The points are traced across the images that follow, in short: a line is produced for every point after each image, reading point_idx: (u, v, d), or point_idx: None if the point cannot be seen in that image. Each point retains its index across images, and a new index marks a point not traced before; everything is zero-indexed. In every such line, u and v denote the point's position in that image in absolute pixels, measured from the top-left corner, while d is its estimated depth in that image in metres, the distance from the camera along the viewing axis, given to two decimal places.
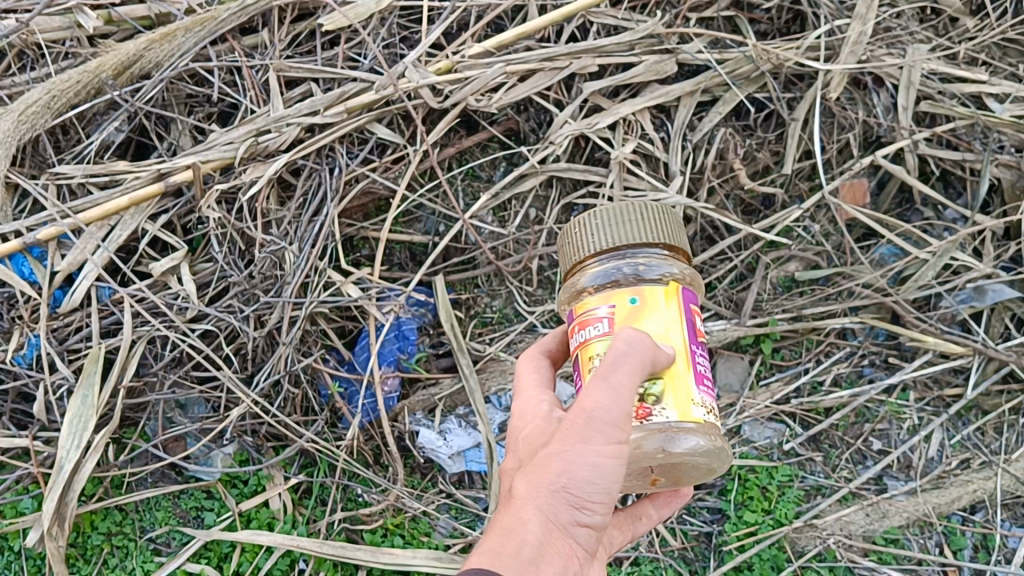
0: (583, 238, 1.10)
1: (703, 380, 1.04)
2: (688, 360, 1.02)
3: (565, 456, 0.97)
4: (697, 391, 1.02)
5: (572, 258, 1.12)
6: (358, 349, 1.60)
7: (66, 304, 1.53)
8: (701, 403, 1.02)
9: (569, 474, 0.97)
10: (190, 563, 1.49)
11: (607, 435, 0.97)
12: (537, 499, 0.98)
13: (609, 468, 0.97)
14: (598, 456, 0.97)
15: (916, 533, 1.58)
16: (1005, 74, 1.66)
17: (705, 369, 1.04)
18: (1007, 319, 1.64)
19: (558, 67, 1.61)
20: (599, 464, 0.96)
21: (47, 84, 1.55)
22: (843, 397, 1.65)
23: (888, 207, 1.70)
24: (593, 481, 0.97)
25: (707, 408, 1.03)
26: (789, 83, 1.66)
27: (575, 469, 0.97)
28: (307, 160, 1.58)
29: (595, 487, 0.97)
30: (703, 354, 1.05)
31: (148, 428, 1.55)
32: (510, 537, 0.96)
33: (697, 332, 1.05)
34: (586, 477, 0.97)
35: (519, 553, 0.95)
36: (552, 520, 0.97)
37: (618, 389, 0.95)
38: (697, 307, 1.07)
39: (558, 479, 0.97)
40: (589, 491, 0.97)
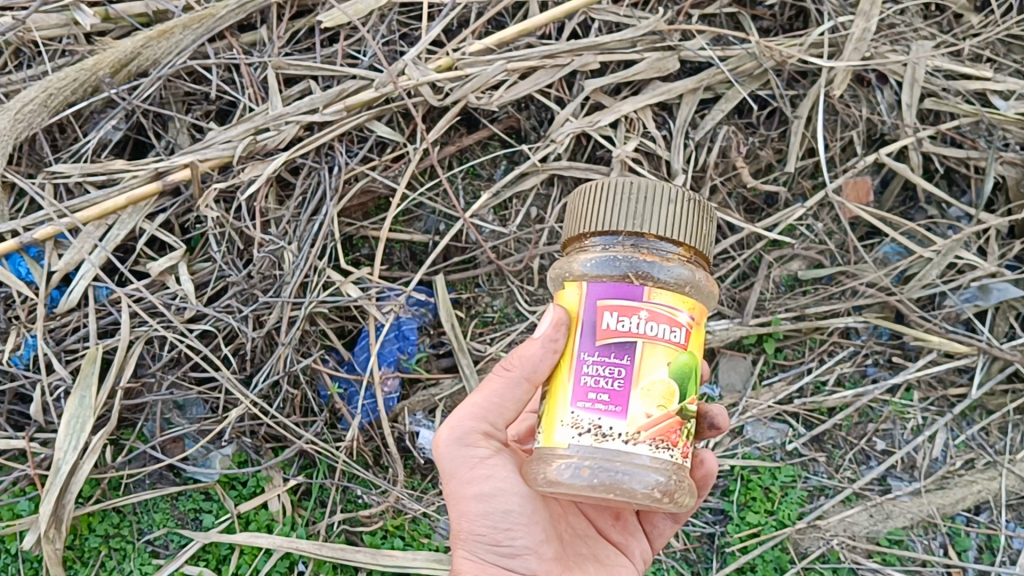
0: (591, 214, 1.07)
1: (585, 394, 0.98)
2: (575, 372, 1.00)
3: (455, 503, 1.16)
4: (569, 409, 0.99)
5: (580, 230, 1.08)
6: (357, 348, 1.59)
7: (63, 304, 1.52)
8: (568, 426, 0.98)
9: (463, 513, 1.16)
10: (189, 566, 1.49)
11: (473, 465, 1.14)
12: (463, 549, 1.18)
13: (490, 490, 1.15)
14: (471, 485, 1.15)
15: (920, 534, 1.57)
16: (1009, 71, 1.65)
17: (595, 380, 0.98)
18: (1011, 318, 1.63)
19: (561, 64, 1.59)
20: (477, 491, 1.15)
21: (43, 82, 1.53)
22: (846, 397, 1.63)
23: (892, 205, 1.68)
24: (485, 514, 1.15)
25: (580, 430, 0.98)
26: (793, 80, 1.64)
27: (465, 515, 1.16)
28: (307, 158, 1.57)
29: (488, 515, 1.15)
30: (601, 362, 0.99)
31: (146, 429, 1.54)
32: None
33: (596, 334, 0.99)
34: (476, 509, 1.15)
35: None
36: (480, 562, 1.17)
37: (462, 421, 1.14)
38: (615, 302, 0.99)
39: (464, 525, 1.17)
40: (487, 520, 1.16)
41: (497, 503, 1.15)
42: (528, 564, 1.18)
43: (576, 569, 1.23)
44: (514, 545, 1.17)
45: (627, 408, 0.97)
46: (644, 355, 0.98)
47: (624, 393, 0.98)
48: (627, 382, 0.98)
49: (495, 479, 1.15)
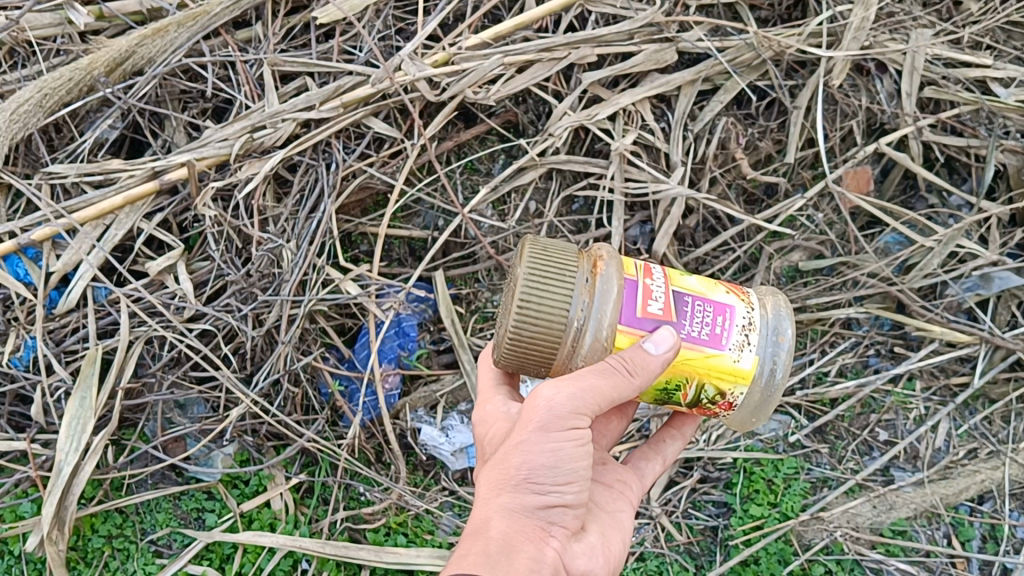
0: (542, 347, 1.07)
1: (720, 336, 1.05)
2: (695, 344, 1.04)
3: (512, 449, 1.04)
4: (729, 352, 1.05)
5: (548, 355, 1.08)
6: (357, 346, 1.58)
7: (62, 305, 1.52)
8: (744, 355, 1.06)
9: (521, 460, 1.03)
10: (192, 565, 1.49)
11: (569, 423, 1.02)
12: (498, 496, 1.04)
13: (566, 450, 1.03)
14: (557, 437, 1.02)
15: (924, 525, 1.57)
16: (1010, 58, 1.63)
17: (700, 322, 1.05)
18: (1013, 306, 1.63)
19: (557, 58, 1.58)
20: (559, 442, 1.02)
21: (37, 82, 1.52)
22: (849, 388, 1.63)
23: (892, 194, 1.68)
24: (553, 465, 1.03)
25: (748, 347, 1.06)
26: (791, 70, 1.64)
27: (525, 461, 1.03)
28: (303, 155, 1.56)
29: (553, 468, 1.03)
30: (689, 316, 1.05)
31: (148, 429, 1.53)
32: (478, 538, 1.02)
33: (666, 315, 1.04)
34: (534, 457, 1.03)
35: (487, 545, 1.00)
36: (514, 511, 1.03)
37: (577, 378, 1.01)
38: (639, 295, 1.04)
39: (517, 468, 1.03)
40: (550, 470, 1.03)
41: (569, 456, 1.03)
42: (560, 518, 1.06)
43: (589, 526, 1.12)
44: (557, 498, 1.04)
45: (725, 301, 1.07)
46: (670, 274, 1.07)
47: (715, 302, 1.06)
48: (693, 297, 1.06)
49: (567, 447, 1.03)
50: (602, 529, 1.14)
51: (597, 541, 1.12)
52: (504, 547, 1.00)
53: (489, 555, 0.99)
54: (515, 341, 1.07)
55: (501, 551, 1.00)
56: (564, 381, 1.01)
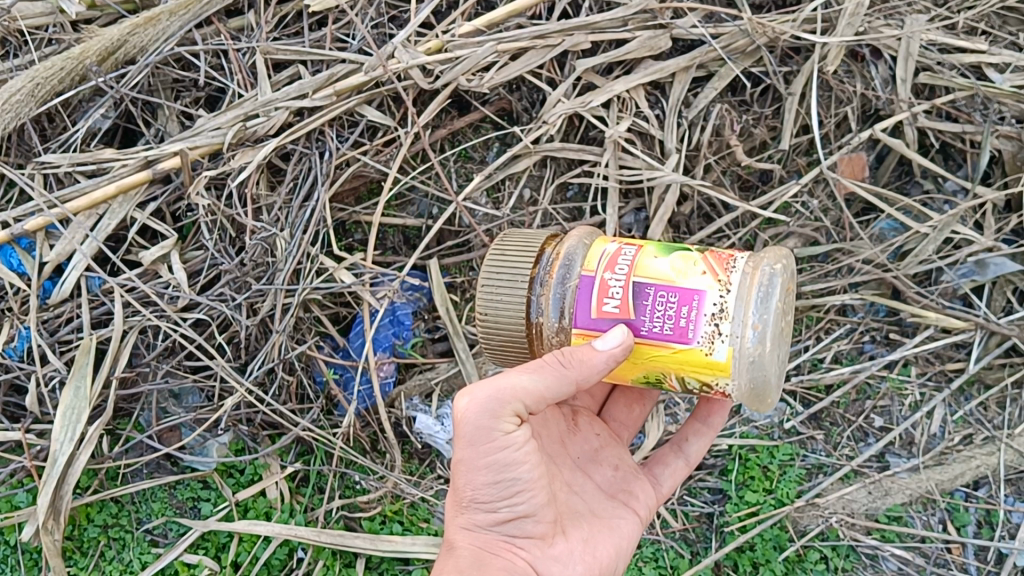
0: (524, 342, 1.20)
1: (684, 328, 1.06)
2: (660, 337, 1.07)
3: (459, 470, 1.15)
4: (696, 344, 1.06)
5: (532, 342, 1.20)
6: (352, 334, 1.58)
7: (56, 295, 1.51)
8: (711, 346, 1.06)
9: (467, 480, 1.14)
10: (188, 555, 1.50)
11: (490, 438, 1.10)
12: (460, 516, 1.18)
13: (502, 461, 1.12)
14: (486, 455, 1.11)
15: (919, 510, 1.57)
16: (1005, 44, 1.63)
17: (667, 318, 1.07)
18: (1009, 293, 1.62)
19: (551, 45, 1.57)
20: (489, 461, 1.12)
21: (29, 72, 1.51)
22: (843, 373, 1.63)
23: (887, 180, 1.67)
24: (493, 483, 1.13)
25: (718, 338, 1.05)
26: (786, 57, 1.63)
27: (471, 481, 1.14)
28: (297, 144, 1.56)
29: (493, 485, 1.14)
30: (652, 310, 1.07)
31: (142, 418, 1.53)
32: (450, 556, 1.17)
33: (626, 312, 1.08)
34: (478, 474, 1.13)
35: (458, 563, 1.15)
36: (476, 526, 1.18)
37: (488, 396, 1.08)
38: (598, 297, 1.10)
39: (466, 492, 1.15)
40: (491, 488, 1.14)
41: (509, 472, 1.13)
42: (524, 525, 1.18)
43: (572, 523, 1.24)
44: (515, 509, 1.17)
45: (696, 287, 1.07)
46: (638, 260, 1.10)
47: (682, 290, 1.07)
48: (651, 292, 1.08)
49: (501, 459, 1.12)
50: (589, 527, 1.25)
51: (582, 538, 1.23)
52: (473, 564, 1.15)
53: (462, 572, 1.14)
54: (493, 344, 1.22)
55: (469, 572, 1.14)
56: (476, 392, 1.08)
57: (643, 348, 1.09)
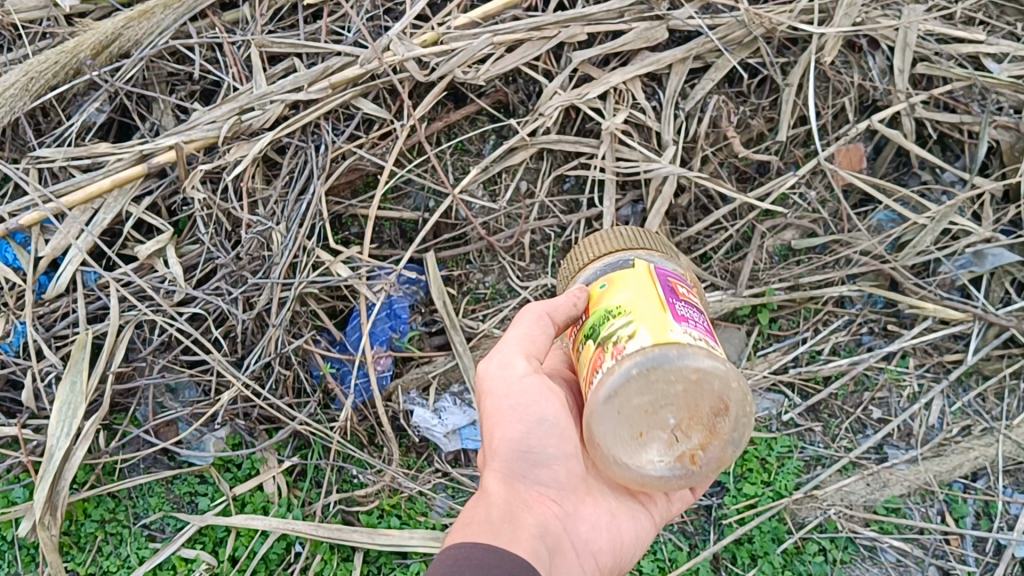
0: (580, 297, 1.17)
1: (681, 318, 1.02)
2: (671, 303, 1.03)
3: (494, 412, 1.12)
4: (676, 321, 1.01)
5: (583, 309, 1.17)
6: (348, 328, 1.57)
7: (52, 290, 1.51)
8: (682, 332, 1.00)
9: (502, 429, 1.11)
10: (185, 549, 1.49)
11: (512, 383, 1.11)
12: (493, 466, 1.11)
13: (528, 402, 1.10)
14: (506, 397, 1.11)
15: (918, 502, 1.57)
16: (1003, 34, 1.62)
17: (685, 310, 1.04)
18: (1007, 284, 1.62)
19: (547, 36, 1.57)
20: (512, 403, 1.10)
21: (23, 66, 1.52)
22: (841, 365, 1.63)
23: (885, 172, 1.67)
24: (525, 424, 1.10)
25: (691, 336, 1.00)
26: (783, 47, 1.62)
27: (504, 424, 1.10)
28: (293, 137, 1.55)
29: (526, 428, 1.10)
30: (688, 306, 1.05)
31: (139, 413, 1.52)
32: (482, 504, 1.08)
33: (678, 290, 1.07)
34: (509, 406, 1.10)
35: (489, 511, 1.06)
36: (510, 479, 1.10)
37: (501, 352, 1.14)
38: (680, 283, 1.09)
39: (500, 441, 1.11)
40: (525, 427, 1.10)
41: (535, 411, 1.10)
42: (555, 478, 1.12)
43: (597, 495, 1.17)
44: (546, 457, 1.11)
45: (716, 345, 1.04)
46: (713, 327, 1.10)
47: (713, 334, 1.05)
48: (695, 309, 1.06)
49: (531, 392, 1.10)
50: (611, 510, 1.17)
51: (603, 515, 1.16)
52: (506, 508, 1.07)
53: (492, 521, 1.04)
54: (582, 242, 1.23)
55: (500, 517, 1.05)
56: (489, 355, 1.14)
57: (649, 291, 1.05)
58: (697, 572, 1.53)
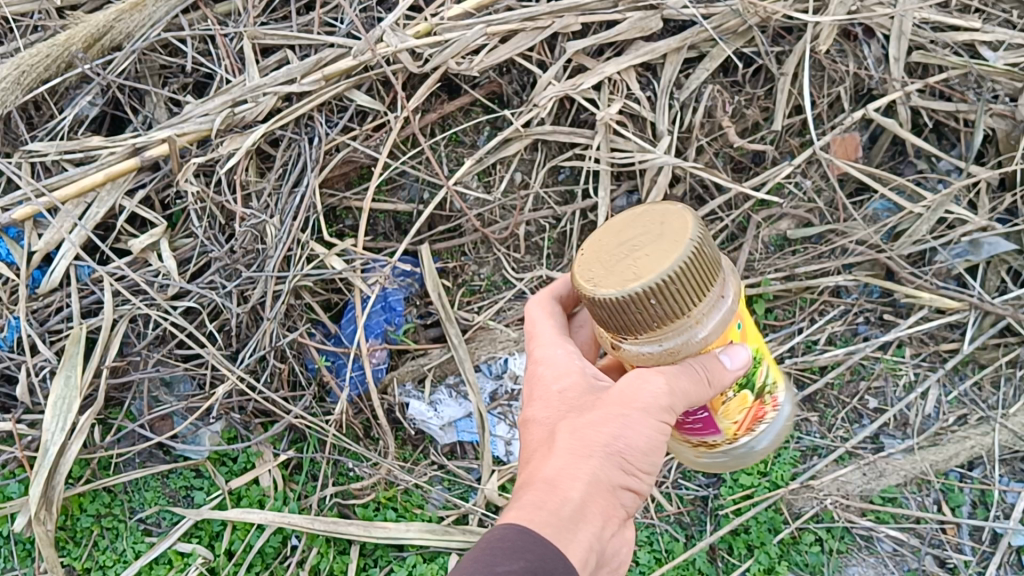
0: (691, 285, 0.87)
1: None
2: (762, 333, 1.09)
3: (614, 422, 0.95)
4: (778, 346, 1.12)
5: (688, 285, 0.87)
6: (344, 321, 1.58)
7: (45, 284, 1.50)
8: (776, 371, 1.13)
9: (620, 431, 0.95)
10: (181, 543, 1.48)
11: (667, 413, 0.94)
12: (575, 460, 0.96)
13: (659, 438, 0.97)
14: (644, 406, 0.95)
15: (914, 492, 1.57)
16: (999, 21, 1.61)
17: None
18: (1003, 272, 1.62)
19: (541, 27, 1.56)
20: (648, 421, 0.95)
21: (14, 60, 1.50)
22: (838, 355, 1.62)
23: (881, 160, 1.66)
24: (646, 450, 0.96)
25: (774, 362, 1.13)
26: (778, 36, 1.61)
27: (632, 433, 0.95)
28: (286, 129, 1.55)
29: (644, 452, 0.97)
30: None
31: (134, 407, 1.53)
32: (553, 498, 0.93)
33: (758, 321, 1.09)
34: (636, 438, 0.95)
35: (564, 508, 0.93)
36: (602, 481, 0.95)
37: None
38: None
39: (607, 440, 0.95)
40: (641, 454, 0.96)
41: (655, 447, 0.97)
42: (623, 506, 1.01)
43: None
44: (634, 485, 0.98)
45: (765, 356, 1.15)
46: None
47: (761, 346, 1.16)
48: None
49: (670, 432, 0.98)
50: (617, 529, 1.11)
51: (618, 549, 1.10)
52: (582, 520, 0.93)
53: (563, 520, 0.92)
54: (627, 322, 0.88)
55: (567, 522, 0.92)
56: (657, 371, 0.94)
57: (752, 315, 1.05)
58: (693, 562, 1.52)
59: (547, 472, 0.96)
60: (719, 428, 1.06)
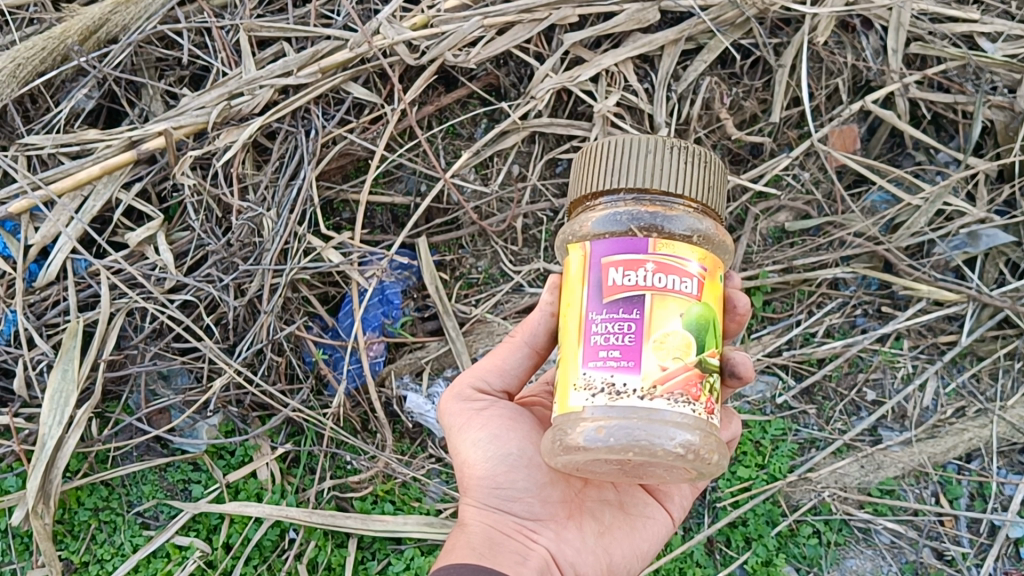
0: (665, 162, 1.01)
1: (596, 354, 0.94)
2: (588, 332, 0.95)
3: (461, 449, 1.16)
4: (581, 370, 0.94)
5: (656, 163, 1.01)
6: (341, 314, 1.57)
7: (43, 277, 1.50)
8: (580, 386, 0.94)
9: (466, 461, 1.15)
10: (179, 536, 1.48)
11: (476, 420, 1.14)
12: (470, 497, 1.16)
13: (489, 437, 1.13)
14: (467, 432, 1.14)
15: (912, 484, 1.57)
16: (996, 13, 1.62)
17: (606, 338, 0.94)
18: (1001, 264, 1.62)
19: (539, 18, 1.56)
20: (474, 438, 1.14)
21: (11, 53, 1.50)
22: (835, 347, 1.62)
23: (878, 153, 1.66)
24: (488, 456, 1.13)
25: (590, 388, 0.93)
26: (775, 28, 1.61)
27: (467, 458, 1.15)
28: (282, 122, 1.54)
29: (488, 459, 1.13)
30: (609, 319, 0.94)
31: (132, 401, 1.53)
32: (463, 536, 1.14)
33: (603, 293, 0.95)
34: (472, 448, 1.14)
35: (469, 541, 1.12)
36: (484, 505, 1.15)
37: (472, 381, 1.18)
38: (620, 257, 0.95)
39: (468, 472, 1.15)
40: (490, 462, 1.13)
41: (497, 445, 1.13)
42: (531, 506, 1.15)
43: (587, 516, 1.19)
44: (517, 488, 1.14)
45: (641, 362, 0.92)
46: (675, 314, 0.94)
47: (636, 347, 0.93)
48: (638, 336, 0.93)
49: (493, 425, 1.13)
50: (597, 520, 1.19)
51: (590, 536, 1.18)
52: (483, 543, 1.12)
53: (473, 549, 1.11)
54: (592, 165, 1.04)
55: (476, 552, 1.10)
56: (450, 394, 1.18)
57: (575, 299, 0.98)
58: (691, 555, 1.52)
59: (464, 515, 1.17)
60: None
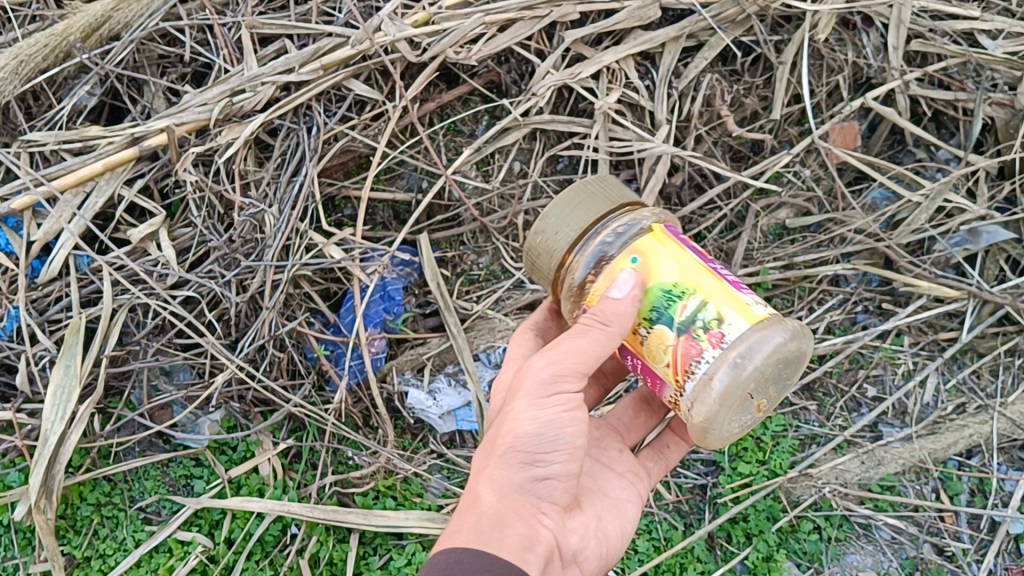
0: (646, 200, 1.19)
1: (742, 284, 1.05)
2: (725, 275, 1.04)
3: (516, 419, 1.08)
4: (747, 295, 1.02)
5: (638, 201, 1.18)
6: (343, 310, 1.58)
7: (45, 273, 1.50)
8: (759, 306, 1.01)
9: (511, 430, 1.08)
10: (181, 532, 1.48)
11: (547, 395, 1.08)
12: (495, 468, 1.09)
13: (551, 417, 1.08)
14: (540, 408, 1.07)
15: (912, 480, 1.57)
16: (997, 10, 1.61)
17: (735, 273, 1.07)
18: (1001, 261, 1.62)
19: (540, 16, 1.56)
20: (541, 415, 1.07)
21: (13, 50, 1.50)
22: (836, 344, 1.62)
23: (879, 149, 1.66)
24: (542, 435, 1.07)
25: (762, 304, 1.02)
26: (776, 25, 1.61)
27: (519, 430, 1.08)
28: (284, 119, 1.55)
29: (543, 438, 1.08)
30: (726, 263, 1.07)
31: (134, 396, 1.53)
32: (471, 512, 1.07)
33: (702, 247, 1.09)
34: (529, 422, 1.07)
35: (479, 521, 1.06)
36: (505, 481, 1.09)
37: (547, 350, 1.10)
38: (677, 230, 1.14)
39: (507, 441, 1.09)
40: (540, 441, 1.08)
41: (555, 427, 1.08)
42: (550, 492, 1.11)
43: (581, 507, 1.19)
44: (547, 470, 1.10)
45: None
46: None
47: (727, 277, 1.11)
48: None
49: (564, 410, 1.08)
50: (589, 513, 1.19)
51: (588, 523, 1.19)
52: (493, 523, 1.06)
53: (480, 530, 1.05)
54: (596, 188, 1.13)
55: (487, 532, 1.05)
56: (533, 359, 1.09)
57: (688, 259, 1.05)
58: (692, 550, 1.52)
59: (479, 482, 1.10)
60: (660, 376, 1.06)
